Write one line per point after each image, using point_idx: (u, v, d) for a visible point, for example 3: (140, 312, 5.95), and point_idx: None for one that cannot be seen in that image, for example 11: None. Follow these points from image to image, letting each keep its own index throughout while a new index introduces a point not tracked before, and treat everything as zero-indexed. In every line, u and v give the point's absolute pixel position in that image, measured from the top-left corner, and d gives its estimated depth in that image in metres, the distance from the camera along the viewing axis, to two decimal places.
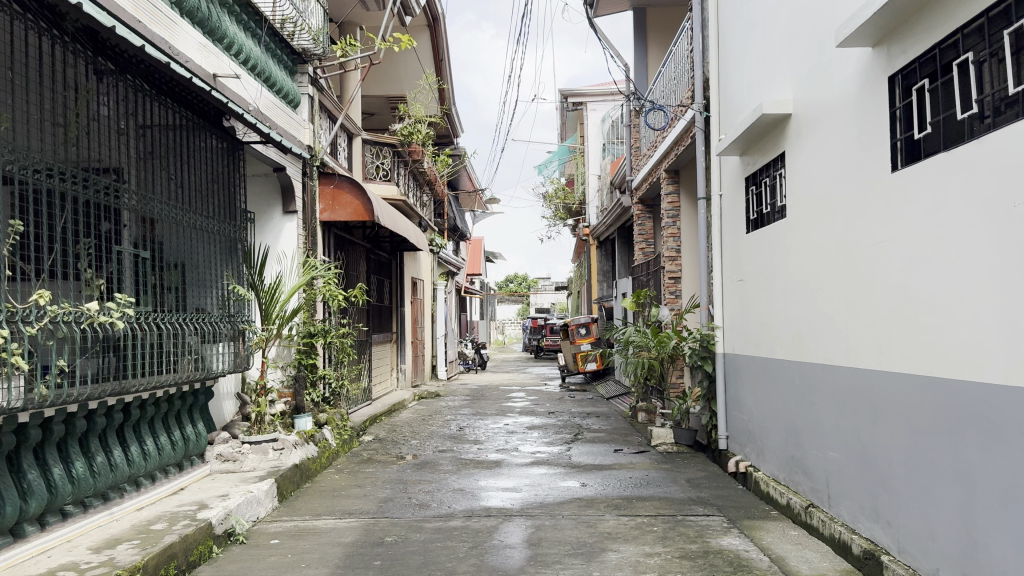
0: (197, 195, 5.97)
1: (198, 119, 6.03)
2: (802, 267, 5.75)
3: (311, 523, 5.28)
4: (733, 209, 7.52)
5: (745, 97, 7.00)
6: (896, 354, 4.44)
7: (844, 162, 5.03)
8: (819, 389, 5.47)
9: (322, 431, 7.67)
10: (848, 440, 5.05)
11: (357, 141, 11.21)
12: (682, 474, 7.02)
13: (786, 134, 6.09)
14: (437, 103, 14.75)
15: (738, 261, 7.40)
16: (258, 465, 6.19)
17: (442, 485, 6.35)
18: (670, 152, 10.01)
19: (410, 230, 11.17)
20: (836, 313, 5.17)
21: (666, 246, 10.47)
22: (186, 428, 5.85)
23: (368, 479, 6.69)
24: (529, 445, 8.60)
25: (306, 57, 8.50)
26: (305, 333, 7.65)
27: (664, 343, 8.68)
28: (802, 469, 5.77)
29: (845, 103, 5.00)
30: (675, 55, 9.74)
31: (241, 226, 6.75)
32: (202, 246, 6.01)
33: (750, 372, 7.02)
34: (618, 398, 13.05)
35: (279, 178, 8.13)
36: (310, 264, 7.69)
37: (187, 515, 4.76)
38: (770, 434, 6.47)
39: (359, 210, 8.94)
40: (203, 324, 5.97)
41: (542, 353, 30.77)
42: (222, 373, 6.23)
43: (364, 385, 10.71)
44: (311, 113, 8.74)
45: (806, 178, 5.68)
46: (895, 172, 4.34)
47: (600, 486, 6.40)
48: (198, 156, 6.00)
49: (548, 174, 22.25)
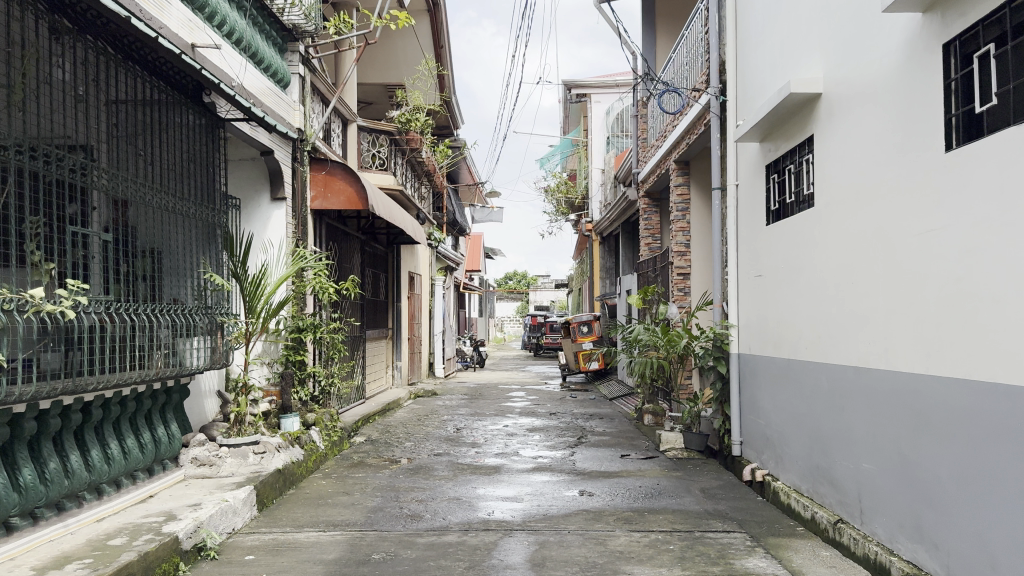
0: (170, 174, 5.47)
1: (173, 92, 5.54)
2: (832, 262, 5.25)
3: (292, 536, 4.80)
4: (751, 199, 7.03)
5: (767, 80, 6.50)
6: (946, 356, 3.94)
7: (885, 142, 4.53)
8: (851, 394, 4.98)
9: (309, 433, 7.17)
10: (883, 452, 4.57)
11: (352, 127, 10.71)
12: (696, 484, 6.54)
13: (814, 116, 5.61)
14: (437, 90, 14.25)
15: (756, 255, 6.90)
16: (236, 470, 5.69)
17: (437, 494, 5.86)
18: (681, 141, 9.57)
19: (407, 221, 10.65)
20: (873, 310, 4.67)
21: (676, 240, 9.98)
22: (157, 429, 5.36)
23: (358, 485, 6.20)
24: (529, 449, 8.08)
25: (298, 33, 8.04)
26: (293, 327, 7.23)
27: (674, 342, 8.17)
28: (829, 480, 5.29)
29: (888, 78, 4.49)
30: (687, 39, 9.26)
31: (221, 209, 6.25)
32: (177, 231, 5.52)
33: (768, 373, 6.53)
34: (621, 400, 12.60)
35: (267, 161, 7.63)
36: (299, 254, 7.18)
37: (152, 528, 4.27)
38: (791, 440, 5.99)
39: (352, 198, 8.46)
40: (177, 316, 5.47)
41: (543, 351, 30.29)
42: (198, 370, 5.70)
43: (358, 382, 10.31)
44: (302, 94, 8.25)
45: (838, 164, 5.18)
46: (949, 151, 3.85)
47: (608, 496, 5.90)
48: (172, 133, 5.51)
49: (551, 168, 21.72)
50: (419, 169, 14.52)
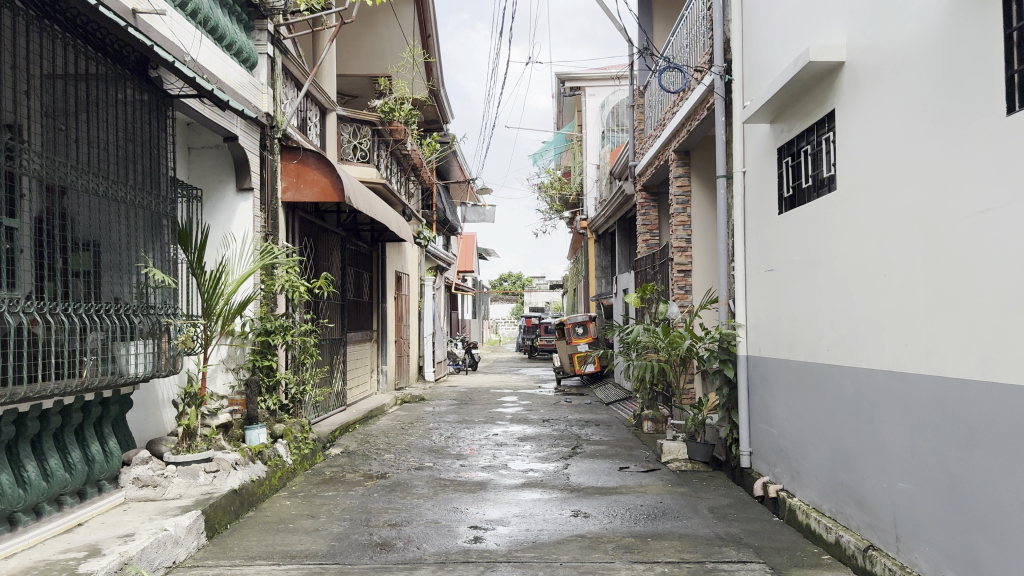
0: (111, 156, 4.82)
1: (112, 65, 4.87)
2: (858, 251, 4.62)
3: (240, 571, 4.15)
4: (761, 187, 6.37)
5: (777, 54, 5.87)
6: (1005, 361, 3.30)
7: (928, 110, 3.90)
8: (884, 402, 4.35)
9: (275, 446, 6.49)
10: (924, 468, 3.94)
11: (331, 117, 10.06)
12: (703, 502, 5.90)
13: (835, 89, 4.98)
14: (422, 79, 13.64)
15: (767, 248, 6.23)
16: (184, 492, 5.04)
17: (413, 516, 5.21)
18: (680, 128, 8.98)
19: (391, 215, 9.93)
20: (911, 305, 4.04)
21: (676, 235, 9.38)
22: (92, 447, 4.71)
23: (326, 506, 5.54)
24: (519, 461, 7.41)
25: (265, 11, 7.37)
26: (260, 330, 6.70)
27: (676, 344, 7.45)
28: (857, 500, 4.66)
29: (930, 38, 3.88)
30: (688, 18, 8.63)
31: (170, 198, 5.56)
32: (113, 220, 4.82)
33: (781, 378, 5.91)
34: (619, 405, 11.99)
35: (231, 149, 6.97)
36: (267, 249, 6.57)
37: (66, 568, 3.60)
38: (810, 453, 5.35)
39: (327, 189, 7.81)
40: (115, 317, 4.79)
41: (538, 353, 29.66)
42: (139, 379, 5.00)
43: (336, 389, 9.65)
44: (271, 76, 7.59)
45: (866, 141, 4.55)
46: (1011, 116, 3.24)
47: (605, 517, 5.25)
48: (110, 110, 4.85)
49: (543, 164, 21.09)
50: (405, 163, 13.84)
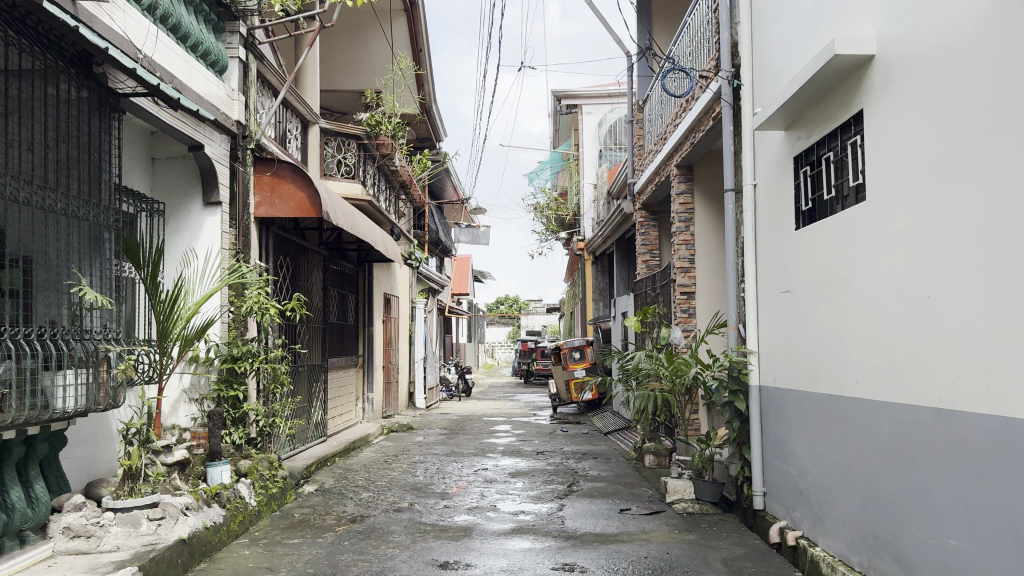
0: (41, 158, 4.22)
1: (43, 54, 4.22)
2: (897, 268, 4.02)
3: None
4: (775, 199, 5.79)
5: (794, 53, 5.34)
6: None
7: (981, 104, 3.33)
8: (930, 443, 3.73)
9: (239, 487, 5.83)
10: (983, 526, 3.31)
11: (313, 129, 9.47)
12: (715, 553, 5.26)
13: (862, 87, 4.44)
14: (411, 92, 13.17)
15: (783, 266, 5.64)
16: (122, 543, 4.40)
17: (383, 572, 4.56)
18: (683, 141, 8.43)
19: (377, 234, 9.29)
20: (965, 333, 3.44)
21: (677, 255, 8.84)
22: (13, 492, 4.06)
23: (287, 558, 4.91)
24: (509, 501, 6.75)
25: (238, 11, 6.83)
26: (225, 357, 6.11)
27: (681, 372, 6.83)
28: (895, 556, 4.03)
29: (981, 21, 3.33)
30: (692, 25, 8.15)
31: (113, 208, 4.92)
32: (36, 232, 4.14)
33: (801, 411, 5.28)
34: (619, 435, 11.35)
35: (197, 159, 6.41)
36: (238, 268, 5.97)
37: None
38: (837, 498, 4.72)
39: (304, 205, 7.18)
40: (39, 343, 4.12)
41: (533, 378, 29.00)
42: (71, 415, 4.35)
43: (314, 420, 9.01)
44: (243, 82, 7.04)
45: (902, 143, 3.99)
46: None
47: (604, 574, 4.62)
48: (42, 108, 4.24)
49: (538, 184, 20.58)
50: (394, 180, 13.26)
